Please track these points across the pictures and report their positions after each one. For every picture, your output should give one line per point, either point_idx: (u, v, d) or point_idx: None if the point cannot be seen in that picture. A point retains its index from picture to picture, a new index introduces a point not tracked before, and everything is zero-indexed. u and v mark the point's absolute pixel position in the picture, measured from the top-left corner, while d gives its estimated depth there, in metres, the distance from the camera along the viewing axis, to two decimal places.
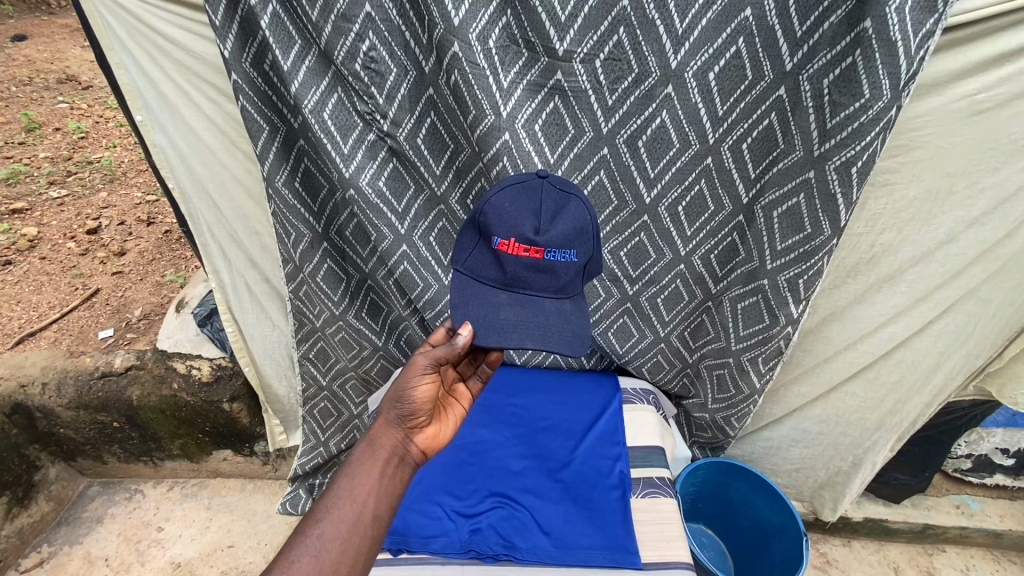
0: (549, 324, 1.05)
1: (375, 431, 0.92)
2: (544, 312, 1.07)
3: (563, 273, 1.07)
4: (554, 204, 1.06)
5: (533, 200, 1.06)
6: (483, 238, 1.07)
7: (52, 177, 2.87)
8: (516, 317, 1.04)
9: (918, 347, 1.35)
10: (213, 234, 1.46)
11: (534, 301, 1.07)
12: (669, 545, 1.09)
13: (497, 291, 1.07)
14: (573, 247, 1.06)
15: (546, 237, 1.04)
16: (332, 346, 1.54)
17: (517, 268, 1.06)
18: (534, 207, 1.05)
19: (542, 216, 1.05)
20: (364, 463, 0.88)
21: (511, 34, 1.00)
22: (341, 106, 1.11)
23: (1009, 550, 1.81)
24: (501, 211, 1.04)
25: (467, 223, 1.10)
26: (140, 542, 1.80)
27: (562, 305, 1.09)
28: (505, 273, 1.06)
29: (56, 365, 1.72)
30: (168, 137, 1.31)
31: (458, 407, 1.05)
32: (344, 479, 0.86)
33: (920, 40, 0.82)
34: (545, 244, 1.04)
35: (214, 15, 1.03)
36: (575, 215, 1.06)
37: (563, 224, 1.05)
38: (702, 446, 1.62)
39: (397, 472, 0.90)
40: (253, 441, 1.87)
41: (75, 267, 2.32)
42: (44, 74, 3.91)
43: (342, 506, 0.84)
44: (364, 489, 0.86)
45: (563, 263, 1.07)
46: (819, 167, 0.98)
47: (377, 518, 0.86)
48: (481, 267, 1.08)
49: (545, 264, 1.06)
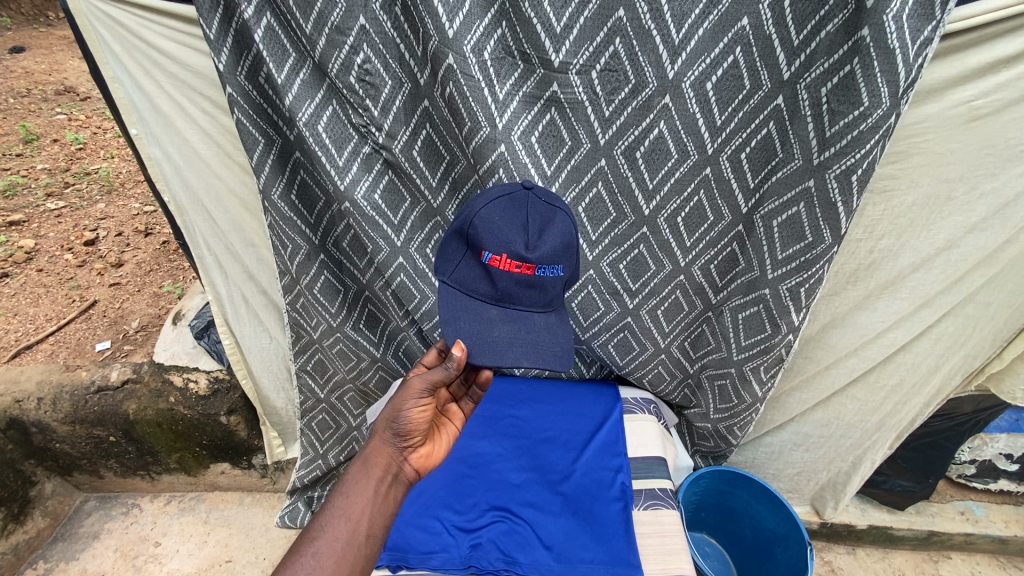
0: (541, 340, 1.05)
1: (368, 450, 0.91)
2: (534, 326, 1.06)
3: (551, 287, 1.08)
4: (541, 217, 1.06)
5: (520, 213, 1.05)
6: (471, 252, 1.06)
7: (50, 188, 2.86)
8: (509, 334, 1.04)
9: (920, 353, 1.34)
10: (209, 246, 1.45)
11: (524, 316, 1.07)
12: (672, 558, 1.07)
13: (487, 306, 1.05)
14: (560, 262, 1.07)
15: (536, 253, 1.04)
16: (329, 357, 1.53)
17: (508, 284, 1.05)
18: (523, 219, 1.05)
19: (531, 230, 1.05)
20: (359, 482, 0.87)
21: (505, 45, 1.00)
22: (336, 119, 1.10)
23: (1014, 556, 1.80)
24: (492, 226, 1.03)
25: (452, 235, 1.07)
26: (137, 558, 1.77)
27: (550, 319, 1.10)
28: (495, 289, 1.05)
29: (51, 379, 1.71)
30: (164, 150, 1.30)
31: (451, 426, 1.04)
32: (338, 498, 0.85)
33: (917, 47, 0.82)
34: (536, 261, 1.04)
35: (209, 29, 1.02)
36: (563, 229, 1.06)
37: (551, 239, 1.05)
38: (704, 455, 1.62)
39: (390, 492, 0.89)
40: (251, 454, 1.85)
41: (72, 279, 2.31)
42: (42, 86, 3.91)
43: (337, 525, 0.83)
44: (358, 508, 0.85)
45: (551, 278, 1.07)
46: (818, 176, 0.97)
47: (371, 537, 0.85)
48: (469, 281, 1.06)
49: (535, 280, 1.06)
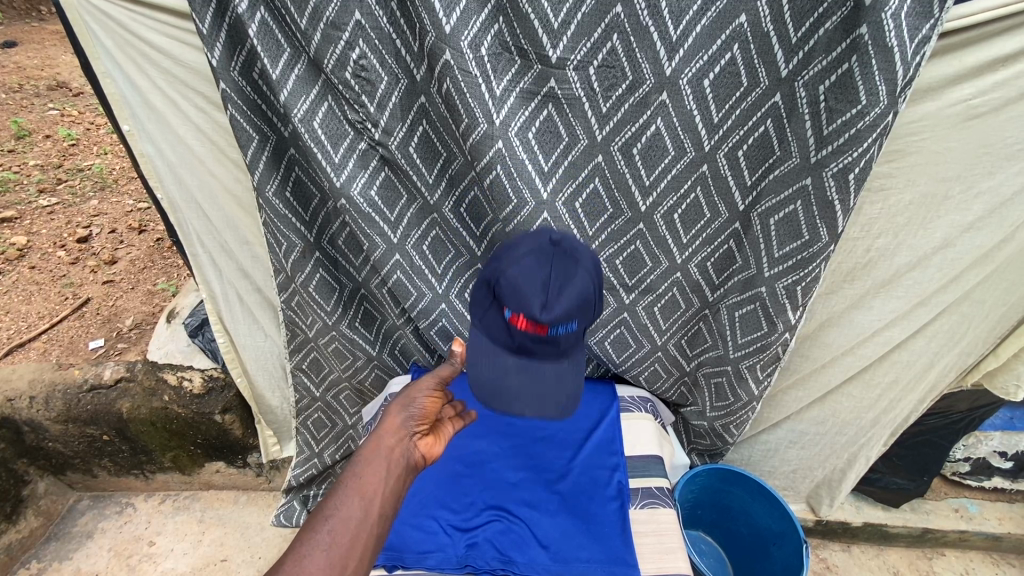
0: (545, 391, 1.12)
1: (377, 436, 0.92)
2: (544, 376, 1.12)
3: (566, 343, 1.07)
4: (562, 274, 1.02)
5: (544, 270, 1.02)
6: (496, 304, 1.08)
7: (42, 185, 2.83)
8: (519, 385, 1.11)
9: (915, 352, 1.34)
10: (203, 243, 1.44)
11: (535, 366, 1.11)
12: (667, 557, 1.07)
13: (505, 355, 1.11)
14: (574, 319, 1.04)
15: (550, 316, 1.01)
16: (325, 356, 1.52)
17: (523, 340, 1.07)
18: (545, 275, 1.02)
19: (550, 289, 1.01)
20: (370, 462, 0.87)
21: (502, 41, 0.98)
22: (332, 115, 1.09)
23: (1007, 553, 1.81)
24: (513, 287, 1.02)
25: (482, 284, 1.09)
26: (131, 557, 1.76)
27: (561, 367, 1.12)
28: (514, 340, 1.09)
29: (44, 378, 1.69)
30: (156, 146, 1.29)
31: (449, 427, 1.08)
32: (350, 478, 0.84)
33: (915, 46, 0.82)
34: (549, 322, 1.02)
35: (202, 23, 1.00)
36: (581, 290, 1.03)
37: (568, 299, 1.01)
38: (700, 453, 1.62)
39: (400, 474, 0.90)
40: (246, 453, 1.85)
41: (64, 276, 2.29)
42: (35, 81, 3.87)
43: (350, 502, 0.81)
44: (372, 486, 0.84)
45: (564, 335, 1.06)
46: (816, 174, 0.97)
47: (383, 517, 0.83)
48: (494, 329, 1.10)
49: (548, 337, 1.05)
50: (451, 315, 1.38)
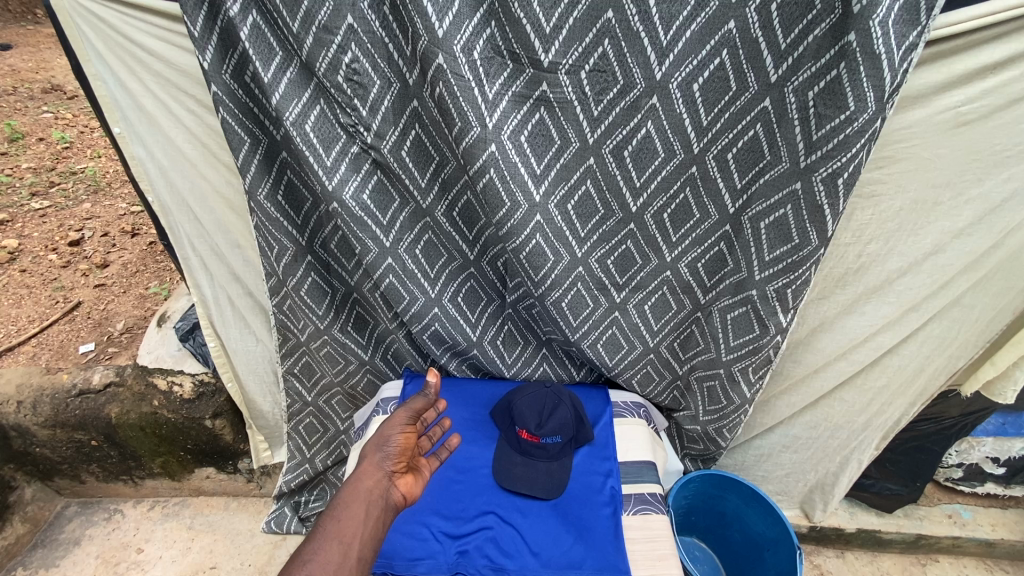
0: (541, 415, 1.26)
1: (356, 479, 0.93)
2: (541, 471, 1.21)
3: (555, 452, 1.24)
4: (551, 406, 1.27)
5: (539, 402, 1.28)
6: (509, 436, 1.27)
7: (35, 187, 2.81)
8: (521, 407, 1.28)
9: (907, 356, 1.35)
10: (195, 247, 1.43)
11: (535, 466, 1.22)
12: (660, 564, 1.07)
13: (513, 454, 1.24)
14: (560, 434, 1.24)
15: (541, 422, 1.24)
16: (317, 360, 1.52)
17: (524, 437, 1.24)
18: (571, 411, 1.28)
19: (543, 416, 1.25)
20: (349, 505, 0.87)
21: (495, 45, 0.97)
22: (324, 119, 1.09)
23: (1001, 559, 1.81)
24: (518, 407, 1.28)
25: (500, 428, 1.30)
26: (118, 565, 1.73)
27: (564, 400, 1.29)
28: (518, 441, 1.25)
29: (32, 382, 1.67)
30: (148, 149, 1.28)
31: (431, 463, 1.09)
32: (328, 522, 0.84)
33: (903, 53, 0.83)
34: (539, 432, 1.23)
35: (193, 27, 1.00)
36: (563, 416, 1.26)
37: (554, 421, 1.25)
38: (693, 458, 1.62)
39: (379, 516, 0.89)
40: (237, 459, 1.83)
41: (56, 280, 2.27)
42: (29, 84, 3.86)
43: (328, 548, 0.81)
44: (350, 530, 0.84)
45: (553, 445, 1.24)
46: (805, 178, 0.98)
47: (361, 561, 0.83)
48: (506, 435, 1.28)
49: (539, 440, 1.23)
50: (444, 320, 1.37)
